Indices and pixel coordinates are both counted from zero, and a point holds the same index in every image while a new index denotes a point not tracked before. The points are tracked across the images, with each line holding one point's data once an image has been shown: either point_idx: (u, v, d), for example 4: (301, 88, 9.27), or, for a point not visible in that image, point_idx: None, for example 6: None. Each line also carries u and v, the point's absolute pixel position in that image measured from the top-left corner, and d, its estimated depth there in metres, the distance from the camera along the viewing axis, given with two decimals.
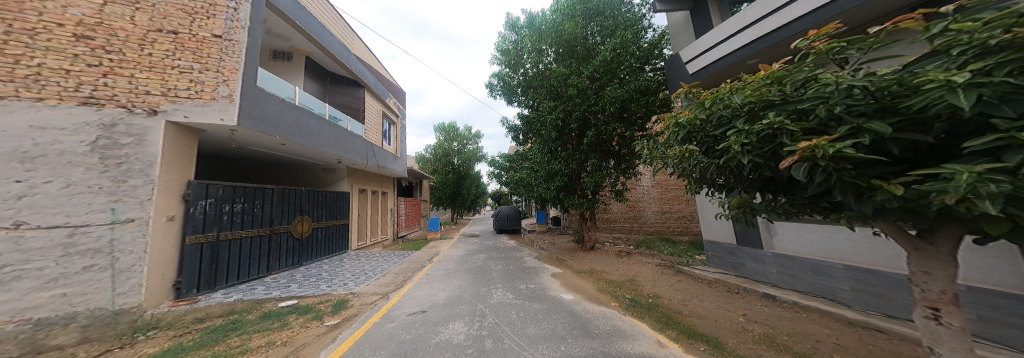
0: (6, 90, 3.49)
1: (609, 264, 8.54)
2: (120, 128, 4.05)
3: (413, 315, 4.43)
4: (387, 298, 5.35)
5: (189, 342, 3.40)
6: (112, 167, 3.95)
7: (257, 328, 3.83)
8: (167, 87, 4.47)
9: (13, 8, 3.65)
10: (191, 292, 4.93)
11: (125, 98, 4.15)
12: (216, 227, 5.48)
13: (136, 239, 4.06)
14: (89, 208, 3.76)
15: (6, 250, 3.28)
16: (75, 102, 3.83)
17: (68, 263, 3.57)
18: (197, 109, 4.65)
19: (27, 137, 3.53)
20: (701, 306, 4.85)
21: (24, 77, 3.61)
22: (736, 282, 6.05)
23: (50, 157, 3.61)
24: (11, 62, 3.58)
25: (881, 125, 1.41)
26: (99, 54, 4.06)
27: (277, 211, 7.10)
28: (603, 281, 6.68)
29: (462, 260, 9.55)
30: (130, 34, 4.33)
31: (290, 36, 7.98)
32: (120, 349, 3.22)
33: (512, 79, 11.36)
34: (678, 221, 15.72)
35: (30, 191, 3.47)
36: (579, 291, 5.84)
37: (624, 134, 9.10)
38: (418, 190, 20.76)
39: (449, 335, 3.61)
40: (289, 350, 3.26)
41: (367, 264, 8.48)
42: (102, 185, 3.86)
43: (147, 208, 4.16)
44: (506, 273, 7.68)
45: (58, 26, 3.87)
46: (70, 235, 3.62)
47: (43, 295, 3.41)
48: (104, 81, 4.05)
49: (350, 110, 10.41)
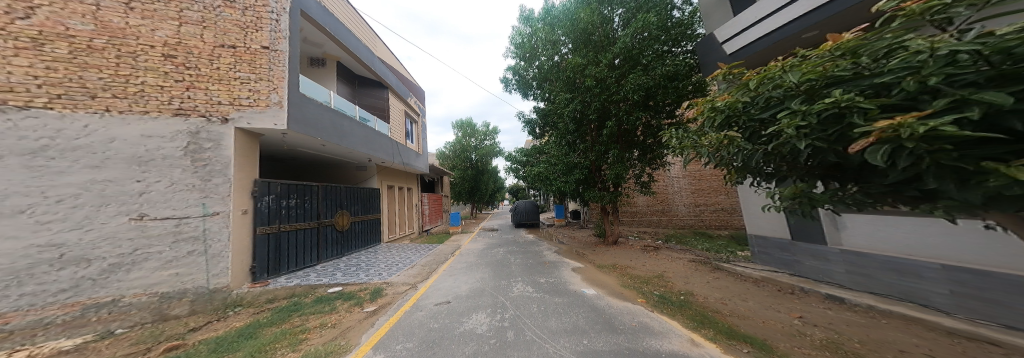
0: (122, 105, 4.18)
1: (636, 260, 8.03)
2: (203, 135, 4.71)
3: (440, 304, 4.62)
4: (415, 289, 5.64)
5: (263, 319, 3.90)
6: (201, 168, 4.63)
7: (313, 310, 4.28)
8: (233, 97, 5.07)
9: (118, 35, 4.31)
10: (262, 274, 5.64)
11: (206, 107, 4.81)
12: (277, 220, 6.15)
13: (222, 228, 4.75)
14: (187, 203, 4.46)
15: (137, 236, 4.06)
16: (170, 114, 4.50)
17: (177, 247, 4.32)
18: (256, 115, 5.20)
19: (141, 144, 4.22)
20: (746, 306, 4.39)
21: (133, 93, 4.29)
22: (790, 281, 5.34)
23: (158, 161, 4.31)
24: (122, 81, 4.24)
25: (1006, 94, 0.90)
26: (181, 70, 4.69)
27: (322, 206, 7.77)
28: (628, 279, 6.23)
29: (483, 254, 9.71)
30: (201, 50, 4.90)
31: (322, 43, 8.56)
32: (218, 321, 3.84)
33: (527, 73, 11.11)
34: (716, 214, 14.29)
35: (147, 189, 4.20)
36: (603, 288, 5.59)
37: (649, 123, 8.54)
38: (440, 185, 21.28)
39: (473, 326, 3.69)
40: (337, 332, 3.57)
41: (398, 255, 9.06)
42: (195, 183, 4.54)
43: (227, 201, 4.81)
44: (526, 266, 7.66)
45: (152, 48, 4.52)
46: (177, 225, 4.35)
47: (164, 273, 4.20)
48: (188, 94, 4.70)
49: (377, 111, 11.05)
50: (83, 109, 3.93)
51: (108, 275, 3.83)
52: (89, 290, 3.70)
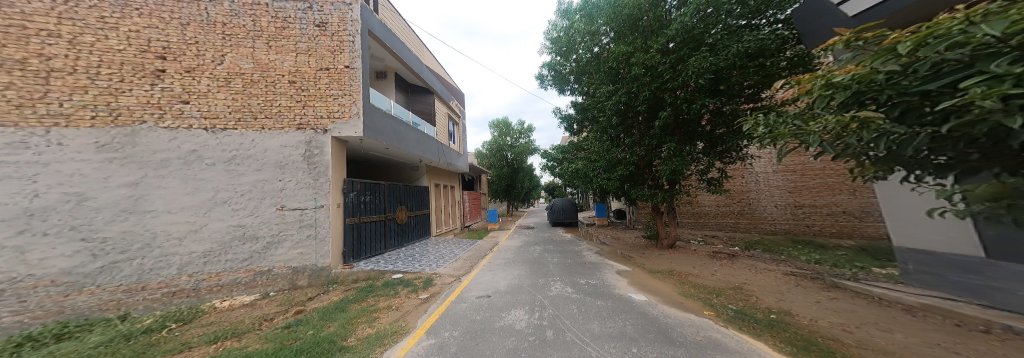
0: (269, 123, 4.98)
1: (700, 267, 6.03)
2: (315, 143, 5.21)
3: (483, 298, 4.18)
4: (460, 281, 5.38)
5: (349, 297, 4.24)
6: (314, 169, 5.15)
7: (383, 292, 4.50)
8: (328, 109, 5.36)
9: (264, 67, 5.06)
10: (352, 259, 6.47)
11: (313, 121, 5.25)
12: (357, 213, 6.97)
13: (325, 219, 5.20)
14: (305, 196, 5.08)
15: (281, 221, 4.91)
16: (294, 128, 5.12)
17: (301, 232, 5.01)
18: (344, 125, 5.41)
19: (281, 153, 4.99)
20: (891, 338, 2.65)
21: (275, 113, 5.05)
22: (981, 315, 2.97)
23: (294, 163, 5.04)
24: (266, 104, 5.02)
25: None
26: (297, 91, 5.23)
27: (387, 201, 8.50)
28: (688, 287, 4.64)
29: (520, 251, 8.85)
30: (309, 74, 5.33)
31: (384, 57, 8.66)
32: (321, 295, 4.34)
33: (563, 68, 10.07)
34: (829, 218, 10.69)
35: (285, 185, 4.96)
36: (659, 293, 4.29)
37: (719, 109, 6.10)
38: (481, 184, 20.92)
39: (512, 321, 3.18)
40: (400, 313, 3.62)
41: (443, 248, 9.37)
42: (309, 182, 5.10)
43: (329, 196, 5.21)
44: (562, 266, 6.44)
45: (281, 76, 5.17)
46: (301, 215, 5.04)
47: (292, 252, 4.93)
48: (304, 111, 5.24)
49: (426, 116, 11.24)
50: (251, 128, 4.85)
51: (268, 249, 4.79)
52: (256, 260, 4.69)
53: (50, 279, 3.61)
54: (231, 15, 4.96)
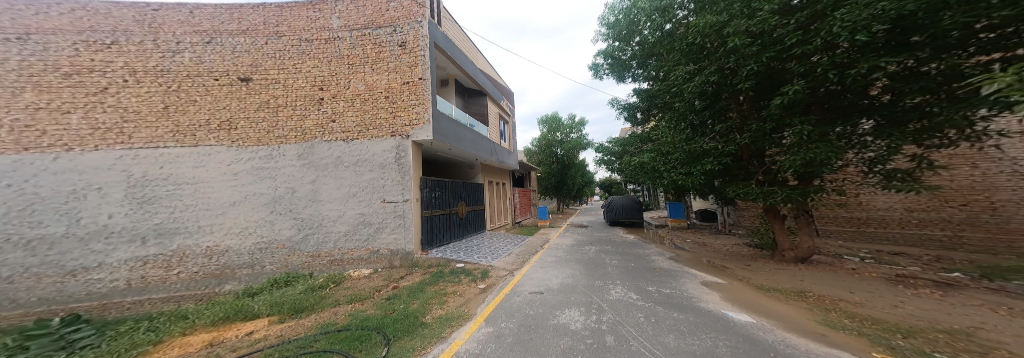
0: (377, 133, 5.72)
1: (874, 291, 3.29)
2: (405, 148, 5.70)
3: (536, 293, 3.49)
4: (512, 275, 4.88)
5: (423, 281, 4.46)
6: (403, 170, 5.64)
7: (449, 278, 4.54)
8: (409, 117, 5.79)
9: (375, 85, 5.87)
10: (426, 246, 6.18)
11: (401, 129, 5.77)
12: (430, 205, 6.61)
13: (406, 213, 5.57)
14: (394, 190, 5.62)
15: (381, 211, 5.58)
16: (388, 136, 5.72)
17: (392, 221, 5.57)
18: (420, 130, 5.77)
19: (382, 156, 5.65)
20: None
21: (380, 123, 5.76)
22: None
23: (390, 163, 5.64)
24: (374, 116, 5.77)
25: None
26: (388, 104, 5.82)
27: (453, 197, 7.97)
28: (826, 316, 2.51)
29: (573, 249, 7.55)
30: (395, 89, 5.88)
31: (445, 66, 8.38)
32: (402, 279, 4.69)
33: (625, 53, 9.14)
34: None
35: (383, 181, 5.61)
36: (772, 316, 2.51)
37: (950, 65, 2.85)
38: (530, 180, 20.17)
39: (565, 320, 2.37)
40: (460, 301, 3.39)
41: (499, 242, 8.68)
42: (398, 179, 5.60)
43: (410, 191, 5.61)
44: (626, 269, 4.95)
45: (380, 92, 5.86)
46: (393, 207, 5.59)
47: (387, 238, 5.54)
48: (395, 120, 5.79)
49: (481, 117, 10.77)
50: (369, 136, 5.71)
51: (377, 233, 5.55)
52: (370, 242, 5.52)
53: (282, 244, 5.32)
54: (351, 48, 5.94)
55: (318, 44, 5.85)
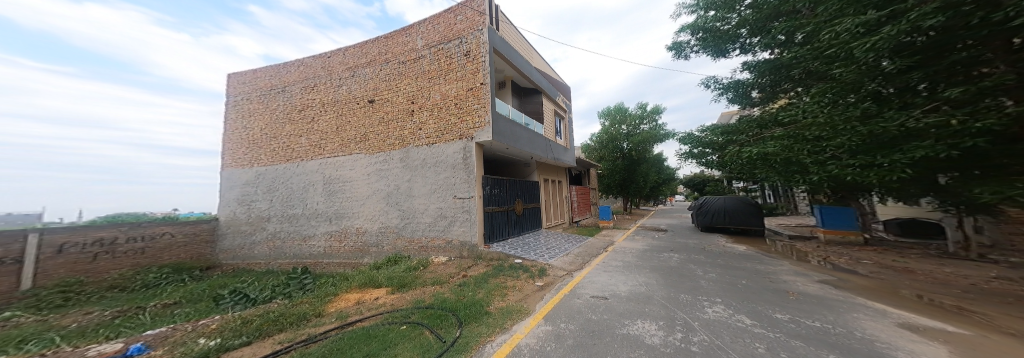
0: (449, 136, 6.53)
1: None
2: (470, 149, 6.27)
3: (599, 299, 3.35)
4: (571, 276, 4.75)
5: (486, 273, 4.86)
6: (467, 168, 6.22)
7: (507, 273, 4.82)
8: (472, 120, 6.34)
9: (447, 95, 6.67)
10: (489, 241, 6.62)
11: (466, 131, 6.38)
12: (492, 202, 7.05)
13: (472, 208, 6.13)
14: (463, 188, 6.27)
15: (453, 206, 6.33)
16: (456, 138, 6.45)
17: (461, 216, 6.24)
18: (482, 132, 6.21)
19: (454, 157, 6.39)
20: None
21: (452, 127, 6.54)
22: None
23: (460, 164, 6.31)
24: (448, 122, 6.59)
25: None
26: (455, 109, 6.53)
27: (512, 194, 8.27)
28: None
29: (647, 256, 6.71)
30: (461, 95, 6.53)
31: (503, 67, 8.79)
32: (468, 269, 5.22)
33: (729, 22, 7.46)
34: None
35: (456, 180, 6.34)
36: None
37: None
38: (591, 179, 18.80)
39: (639, 332, 2.15)
40: (520, 296, 3.58)
41: (555, 240, 8.56)
42: (466, 178, 6.22)
43: (474, 188, 6.14)
44: (730, 286, 3.84)
45: (450, 100, 6.61)
46: (462, 203, 6.25)
47: (457, 231, 6.25)
48: (461, 124, 6.45)
49: (540, 116, 10.83)
50: (445, 139, 6.56)
51: (451, 226, 6.33)
52: (447, 232, 6.36)
53: (393, 229, 6.81)
54: (431, 64, 6.91)
55: (410, 64, 7.12)
